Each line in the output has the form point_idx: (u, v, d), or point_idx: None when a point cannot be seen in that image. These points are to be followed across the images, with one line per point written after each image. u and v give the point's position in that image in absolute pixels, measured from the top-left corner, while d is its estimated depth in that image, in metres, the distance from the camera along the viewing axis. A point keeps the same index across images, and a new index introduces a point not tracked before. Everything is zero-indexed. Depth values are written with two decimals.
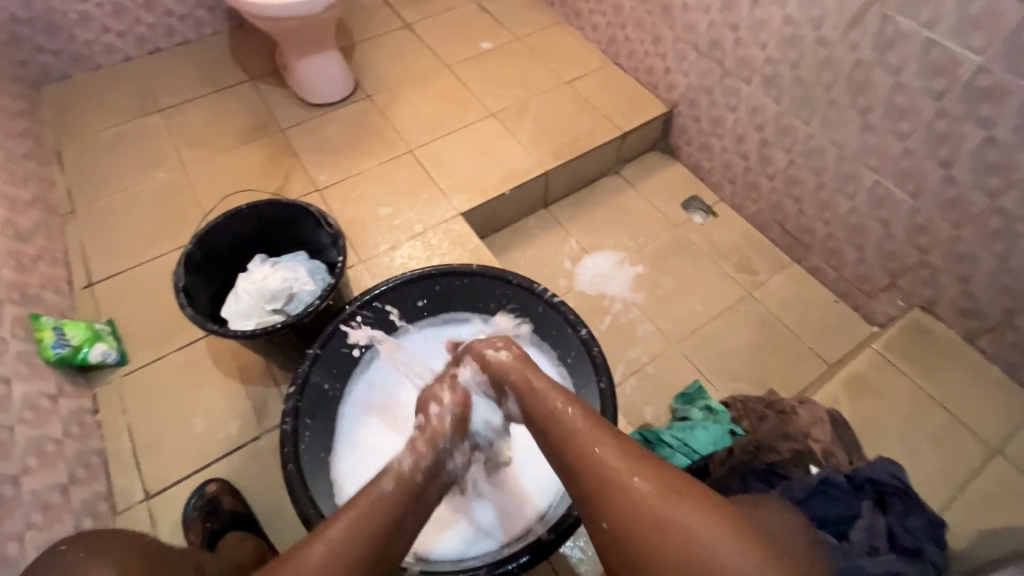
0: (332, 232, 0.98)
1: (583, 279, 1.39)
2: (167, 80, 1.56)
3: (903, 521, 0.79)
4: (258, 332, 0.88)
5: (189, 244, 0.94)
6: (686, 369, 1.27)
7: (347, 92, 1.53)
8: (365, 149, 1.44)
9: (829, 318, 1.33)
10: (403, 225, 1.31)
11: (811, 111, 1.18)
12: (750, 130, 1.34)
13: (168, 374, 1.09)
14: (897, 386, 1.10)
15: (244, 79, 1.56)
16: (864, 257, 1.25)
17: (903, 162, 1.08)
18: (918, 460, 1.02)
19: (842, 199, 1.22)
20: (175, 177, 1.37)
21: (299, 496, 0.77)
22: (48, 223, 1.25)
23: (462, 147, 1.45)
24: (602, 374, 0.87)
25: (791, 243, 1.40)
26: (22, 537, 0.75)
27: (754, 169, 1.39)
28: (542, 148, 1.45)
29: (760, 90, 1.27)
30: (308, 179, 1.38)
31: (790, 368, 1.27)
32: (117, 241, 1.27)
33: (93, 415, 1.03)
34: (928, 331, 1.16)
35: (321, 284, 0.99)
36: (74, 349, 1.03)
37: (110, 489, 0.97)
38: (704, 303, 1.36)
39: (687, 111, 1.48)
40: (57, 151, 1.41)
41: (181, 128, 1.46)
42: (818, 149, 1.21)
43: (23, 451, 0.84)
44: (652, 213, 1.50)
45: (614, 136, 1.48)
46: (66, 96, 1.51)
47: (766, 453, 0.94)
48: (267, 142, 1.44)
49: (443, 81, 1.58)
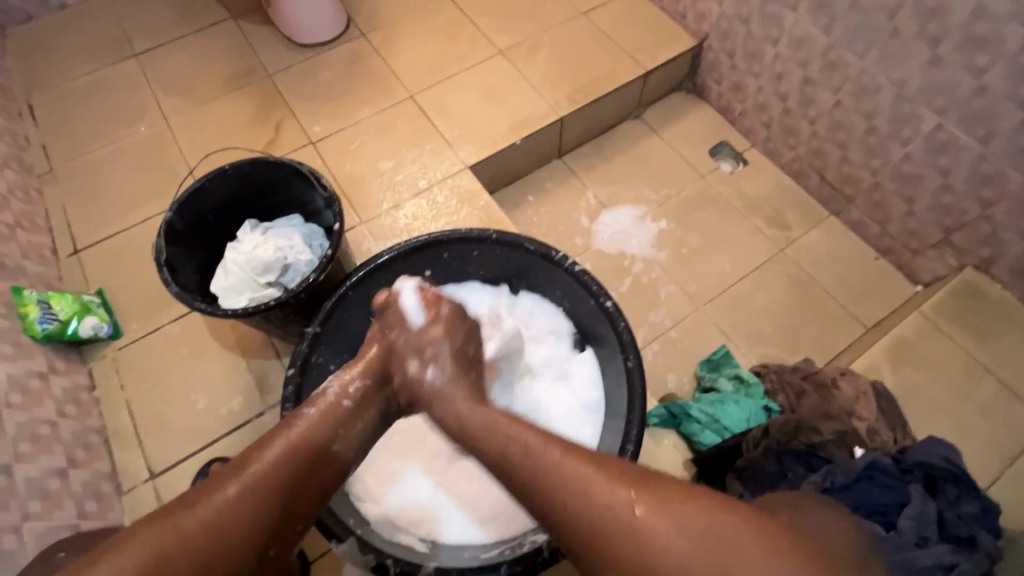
0: (326, 195, 0.89)
1: (602, 237, 1.29)
2: (141, 21, 1.40)
3: (954, 507, 0.76)
4: (250, 310, 0.81)
5: (170, 213, 0.85)
6: (712, 333, 1.19)
7: (339, 31, 1.37)
8: (361, 96, 1.30)
9: (867, 277, 1.23)
10: (406, 181, 1.21)
11: (868, 42, 1.03)
12: (793, 65, 1.19)
13: (165, 348, 1.04)
14: (943, 353, 1.02)
15: (225, 17, 1.41)
16: (914, 211, 1.13)
17: (973, 102, 0.94)
18: (963, 433, 0.95)
19: (895, 145, 1.09)
20: (157, 131, 1.26)
21: None
22: (25, 185, 1.16)
23: (468, 91, 1.31)
24: (629, 352, 0.80)
25: (830, 195, 1.28)
26: (20, 529, 0.72)
27: (794, 111, 1.24)
28: (556, 90, 1.31)
29: (808, 18, 1.11)
30: (301, 131, 1.26)
31: (824, 332, 1.19)
32: (100, 204, 1.18)
33: (90, 392, 0.99)
34: (980, 292, 1.07)
35: (318, 252, 0.91)
36: (62, 324, 0.97)
37: (113, 468, 0.94)
38: (731, 262, 1.26)
39: (719, 44, 1.32)
40: (29, 104, 1.29)
41: (160, 75, 1.33)
42: (872, 88, 1.07)
43: (14, 438, 0.79)
44: (677, 163, 1.37)
45: (637, 75, 1.32)
46: (33, 41, 1.37)
47: (806, 434, 0.90)
48: (254, 89, 1.31)
49: (444, 14, 1.41)
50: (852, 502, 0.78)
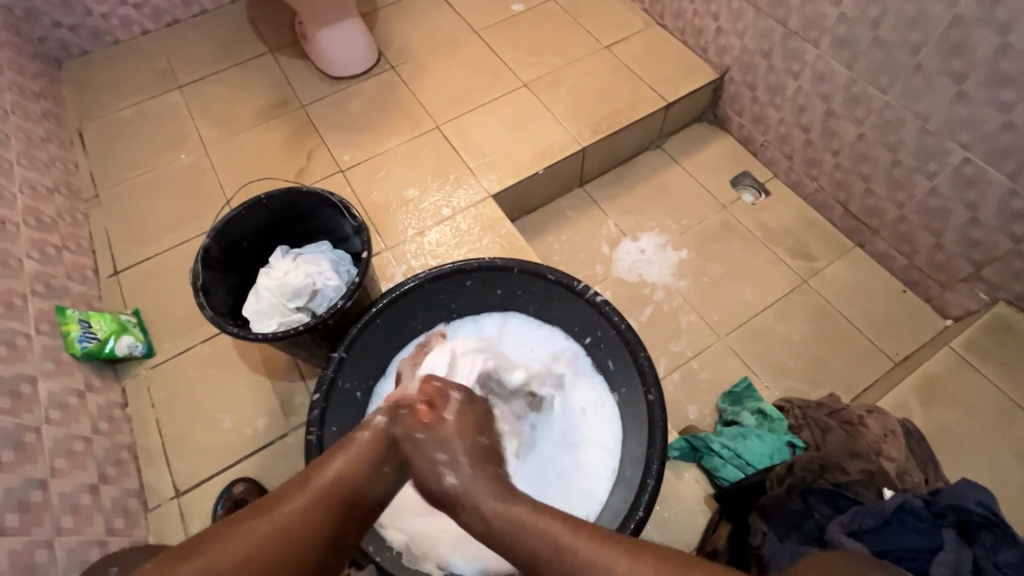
0: (355, 223, 0.92)
1: (622, 265, 1.30)
2: (186, 55, 1.49)
3: (992, 556, 0.73)
4: (280, 335, 0.83)
5: (207, 239, 0.89)
6: (735, 365, 1.18)
7: (370, 64, 1.43)
8: (390, 126, 1.35)
9: (893, 310, 1.21)
10: (431, 208, 1.24)
11: (891, 77, 1.04)
12: (815, 99, 1.20)
13: (195, 367, 1.07)
14: (976, 391, 0.99)
15: (264, 51, 1.49)
16: (942, 244, 1.11)
17: (1001, 137, 0.93)
18: (998, 475, 0.92)
19: (921, 178, 1.08)
20: (197, 159, 1.32)
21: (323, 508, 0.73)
22: (73, 209, 1.22)
23: (493, 121, 1.35)
24: (650, 386, 0.80)
25: (854, 227, 1.27)
26: (53, 543, 0.74)
27: (816, 143, 1.25)
28: (578, 121, 1.34)
29: (829, 53, 1.12)
30: (332, 160, 1.31)
31: (850, 365, 1.17)
32: (141, 227, 1.23)
33: (122, 409, 1.02)
34: (1014, 328, 1.04)
35: (345, 278, 0.94)
36: (100, 343, 1.01)
37: (141, 485, 0.97)
38: (753, 292, 1.25)
39: (741, 77, 1.34)
40: (79, 132, 1.37)
41: (201, 105, 1.40)
42: (896, 122, 1.07)
43: (52, 453, 0.82)
44: (698, 192, 1.38)
45: (658, 107, 1.35)
46: (87, 73, 1.46)
47: (834, 473, 0.88)
48: (289, 119, 1.37)
49: (471, 49, 1.46)
50: (878, 546, 0.75)
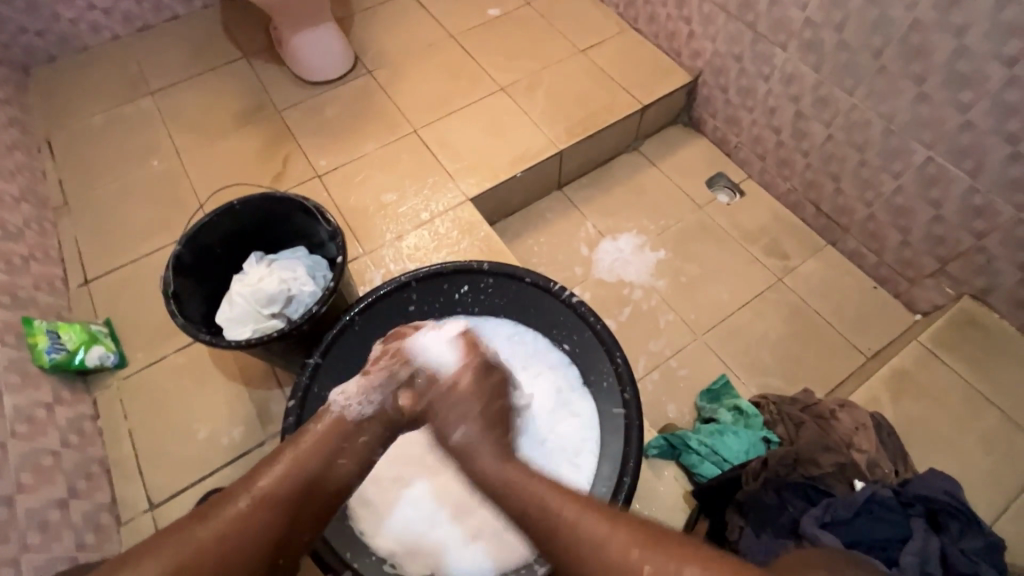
0: (329, 227, 0.92)
1: (602, 265, 1.31)
2: (158, 60, 1.47)
3: (957, 543, 0.76)
4: (253, 341, 0.83)
5: (179, 246, 0.88)
6: (712, 363, 1.19)
7: (347, 69, 1.43)
8: (367, 131, 1.34)
9: (865, 306, 1.24)
10: (409, 213, 1.23)
11: (856, 79, 1.07)
12: (785, 100, 1.22)
13: (169, 377, 1.05)
14: (942, 383, 1.02)
15: (238, 56, 1.47)
16: (909, 241, 1.14)
17: (960, 137, 0.96)
18: (964, 463, 0.95)
19: (887, 177, 1.11)
20: (170, 166, 1.30)
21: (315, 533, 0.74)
22: (40, 218, 1.20)
23: (470, 125, 1.35)
24: (625, 384, 0.82)
25: (826, 225, 1.30)
26: (19, 561, 0.72)
27: (787, 144, 1.27)
28: (555, 125, 1.35)
29: (798, 56, 1.14)
30: (308, 165, 1.30)
31: (824, 361, 1.19)
32: (113, 236, 1.21)
33: (93, 421, 1.00)
34: (977, 321, 1.07)
35: (321, 283, 0.93)
36: (69, 354, 0.98)
37: (114, 498, 0.95)
38: (730, 291, 1.27)
39: (713, 80, 1.36)
40: (47, 139, 1.34)
41: (174, 111, 1.38)
42: (862, 122, 1.10)
43: (17, 468, 0.80)
44: (674, 194, 1.40)
45: (633, 110, 1.36)
46: (55, 80, 1.43)
47: (805, 466, 0.90)
48: (264, 124, 1.35)
49: (448, 54, 1.46)
50: (851, 537, 0.77)
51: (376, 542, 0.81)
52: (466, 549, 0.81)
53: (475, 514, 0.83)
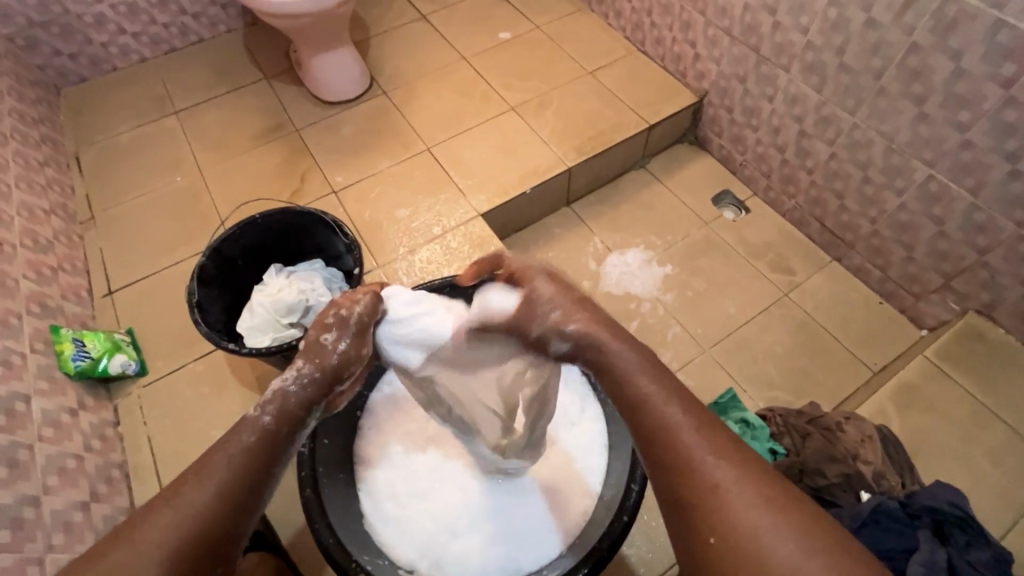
0: (347, 240, 0.96)
1: (610, 279, 1.33)
2: (183, 81, 1.53)
3: (964, 554, 0.77)
4: (274, 349, 0.86)
5: (203, 257, 0.92)
6: (720, 376, 1.21)
7: (363, 89, 1.48)
8: (383, 149, 1.39)
9: (869, 320, 1.25)
10: (422, 228, 1.27)
11: (858, 100, 1.10)
12: (788, 120, 1.25)
13: (188, 385, 1.08)
14: (948, 398, 1.03)
15: (259, 77, 1.53)
16: (914, 257, 1.16)
17: (961, 155, 0.99)
18: (972, 478, 0.95)
19: (890, 194, 1.13)
20: (193, 182, 1.35)
21: (327, 546, 0.74)
22: (69, 231, 1.25)
23: (482, 143, 1.39)
24: None
25: (831, 241, 1.32)
26: (44, 560, 0.74)
27: (792, 161, 1.30)
28: (564, 143, 1.39)
29: (800, 77, 1.18)
30: (324, 181, 1.34)
31: (831, 376, 1.20)
32: (139, 248, 1.26)
33: (114, 427, 1.03)
34: (984, 337, 1.08)
35: (337, 294, 0.97)
36: (94, 361, 1.02)
37: (132, 503, 0.97)
38: (736, 306, 1.29)
39: (718, 100, 1.40)
40: (76, 156, 1.40)
41: (198, 129, 1.44)
42: (864, 141, 1.13)
43: (44, 470, 0.83)
44: (680, 210, 1.43)
45: (640, 128, 1.40)
46: (86, 100, 1.50)
47: (811, 477, 0.93)
48: (283, 142, 1.41)
49: (460, 75, 1.52)
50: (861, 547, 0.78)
51: (394, 552, 0.82)
52: (485, 555, 0.83)
53: (489, 521, 0.86)
